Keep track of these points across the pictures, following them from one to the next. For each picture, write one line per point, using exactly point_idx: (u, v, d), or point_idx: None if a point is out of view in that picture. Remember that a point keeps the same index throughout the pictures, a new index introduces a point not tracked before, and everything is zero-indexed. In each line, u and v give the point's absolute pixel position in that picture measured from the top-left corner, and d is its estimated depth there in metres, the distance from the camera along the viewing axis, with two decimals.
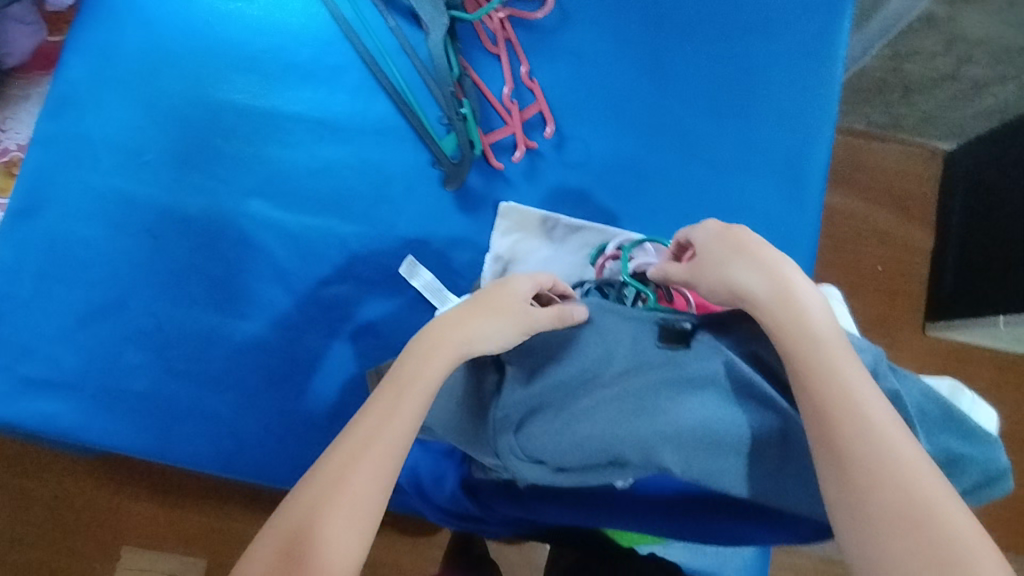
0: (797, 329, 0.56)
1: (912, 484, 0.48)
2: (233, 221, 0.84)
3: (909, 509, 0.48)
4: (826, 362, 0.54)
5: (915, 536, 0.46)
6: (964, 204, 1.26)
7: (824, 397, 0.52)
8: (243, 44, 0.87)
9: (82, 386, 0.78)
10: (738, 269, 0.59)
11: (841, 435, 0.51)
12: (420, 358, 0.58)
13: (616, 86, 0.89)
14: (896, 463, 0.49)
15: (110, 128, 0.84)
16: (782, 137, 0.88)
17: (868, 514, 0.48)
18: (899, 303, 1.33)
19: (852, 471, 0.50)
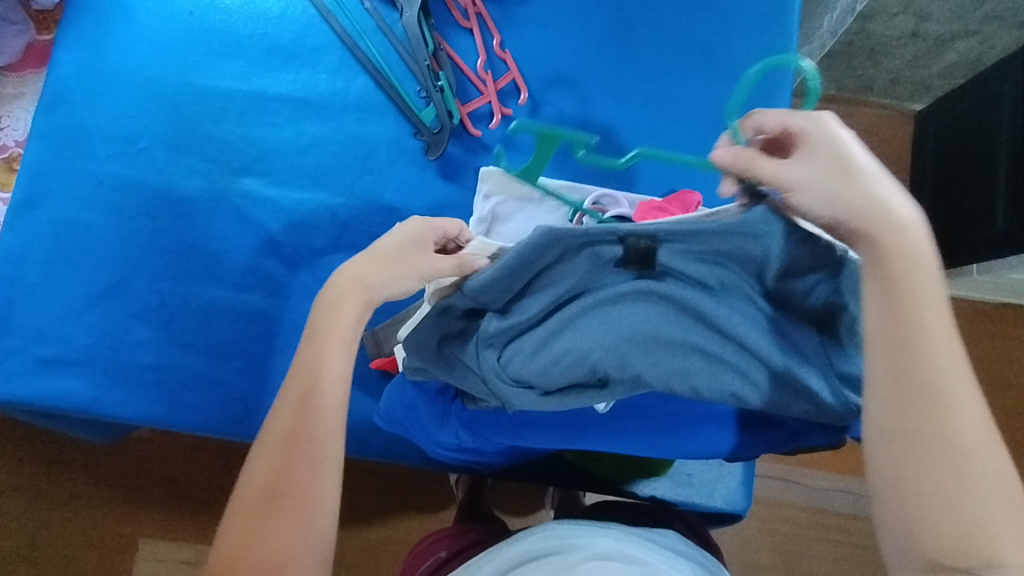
0: (892, 253, 0.48)
1: (963, 420, 0.46)
2: (225, 197, 0.85)
3: (956, 443, 0.45)
4: (905, 289, 0.47)
5: (949, 468, 0.45)
6: (937, 158, 1.37)
7: (897, 326, 0.47)
8: (226, 31, 0.89)
9: (94, 363, 0.81)
10: (844, 192, 0.48)
11: (909, 364, 0.47)
12: (332, 310, 0.60)
13: (589, 50, 0.89)
14: (950, 398, 0.46)
15: (104, 119, 0.86)
16: (749, 93, 0.89)
17: (908, 443, 0.46)
18: None
19: (906, 399, 0.46)
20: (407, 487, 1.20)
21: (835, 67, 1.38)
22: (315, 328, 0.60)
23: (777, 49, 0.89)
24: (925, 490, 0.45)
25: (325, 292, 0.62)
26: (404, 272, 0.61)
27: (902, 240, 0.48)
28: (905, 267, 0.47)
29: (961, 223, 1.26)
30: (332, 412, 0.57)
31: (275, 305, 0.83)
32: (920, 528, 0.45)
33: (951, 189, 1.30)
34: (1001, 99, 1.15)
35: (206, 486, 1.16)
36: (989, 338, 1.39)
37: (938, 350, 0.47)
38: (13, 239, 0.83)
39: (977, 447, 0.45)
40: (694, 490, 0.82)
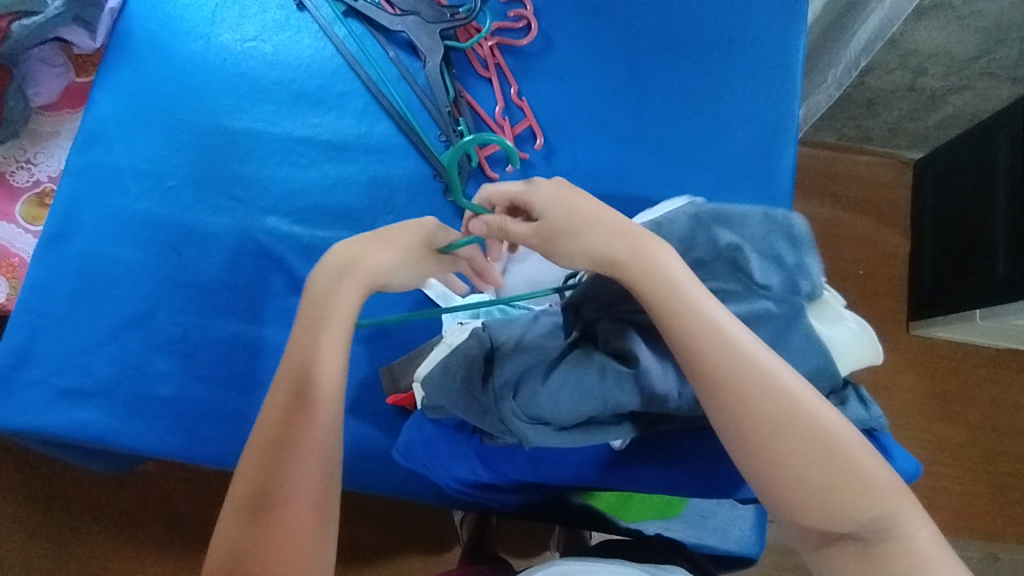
0: (652, 270, 0.58)
1: (780, 394, 0.54)
2: (249, 234, 0.88)
3: (779, 412, 0.54)
4: (685, 304, 0.57)
5: (801, 462, 0.53)
6: (936, 206, 1.41)
7: (681, 334, 0.56)
8: (256, 77, 0.93)
9: (113, 395, 0.82)
10: (591, 238, 0.59)
11: (710, 365, 0.55)
12: (327, 289, 0.63)
13: (602, 100, 0.93)
14: (774, 395, 0.54)
15: (136, 158, 0.90)
16: (754, 142, 0.93)
17: (749, 430, 0.54)
18: (883, 304, 1.46)
19: (724, 395, 0.55)
20: (411, 526, 1.18)
21: (836, 117, 1.43)
22: (307, 319, 0.63)
23: (781, 103, 0.94)
24: (784, 463, 0.53)
25: (317, 272, 0.65)
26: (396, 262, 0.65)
27: (649, 261, 0.59)
28: (665, 280, 0.58)
29: (963, 269, 1.29)
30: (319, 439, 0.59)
31: None
32: (787, 496, 0.53)
33: (953, 236, 1.33)
34: (996, 151, 1.20)
35: (209, 521, 1.15)
36: (990, 383, 1.41)
37: (735, 345, 0.55)
38: (42, 271, 0.86)
39: (794, 413, 0.54)
40: (707, 531, 0.81)
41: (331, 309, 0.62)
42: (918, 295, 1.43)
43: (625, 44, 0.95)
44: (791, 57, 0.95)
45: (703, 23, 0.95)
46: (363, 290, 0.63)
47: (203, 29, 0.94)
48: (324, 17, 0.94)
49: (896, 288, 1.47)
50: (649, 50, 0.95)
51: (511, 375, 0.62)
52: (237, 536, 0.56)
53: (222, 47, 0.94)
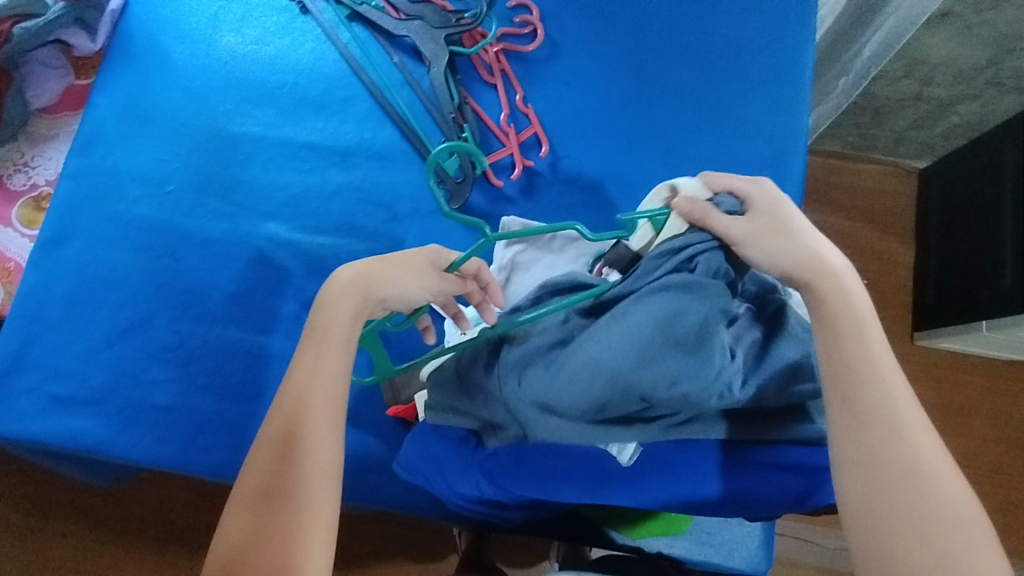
0: (839, 302, 0.60)
1: (914, 443, 0.54)
2: (249, 240, 0.86)
3: (908, 459, 0.53)
4: (860, 330, 0.58)
5: (919, 491, 0.52)
6: (942, 217, 1.40)
7: (848, 361, 0.57)
8: (259, 80, 0.92)
9: (108, 403, 0.81)
10: (799, 245, 0.61)
11: (859, 392, 0.56)
12: (329, 310, 0.60)
13: (609, 107, 0.92)
14: (907, 427, 0.54)
15: (135, 162, 0.89)
16: (763, 152, 0.92)
17: (874, 468, 0.53)
18: (887, 314, 1.44)
19: (858, 423, 0.55)
20: (409, 538, 1.16)
21: (841, 126, 1.42)
22: (312, 334, 0.60)
23: (790, 112, 0.93)
24: (890, 496, 0.52)
25: (324, 292, 0.62)
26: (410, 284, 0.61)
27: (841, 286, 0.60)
28: (851, 318, 0.59)
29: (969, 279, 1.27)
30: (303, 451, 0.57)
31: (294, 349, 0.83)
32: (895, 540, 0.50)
33: (960, 247, 1.32)
34: (1004, 161, 1.19)
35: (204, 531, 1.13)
36: (994, 396, 1.39)
37: (890, 387, 0.56)
38: (38, 276, 0.84)
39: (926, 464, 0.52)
40: (711, 546, 0.80)
41: (330, 322, 0.60)
42: (923, 305, 1.42)
43: (631, 51, 0.94)
44: (800, 65, 0.94)
45: (711, 32, 0.94)
46: (358, 306, 0.60)
47: (205, 32, 0.93)
48: (328, 21, 0.93)
49: (902, 299, 1.46)
50: (657, 57, 0.94)
51: (513, 359, 0.60)
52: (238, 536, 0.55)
53: (225, 50, 0.93)
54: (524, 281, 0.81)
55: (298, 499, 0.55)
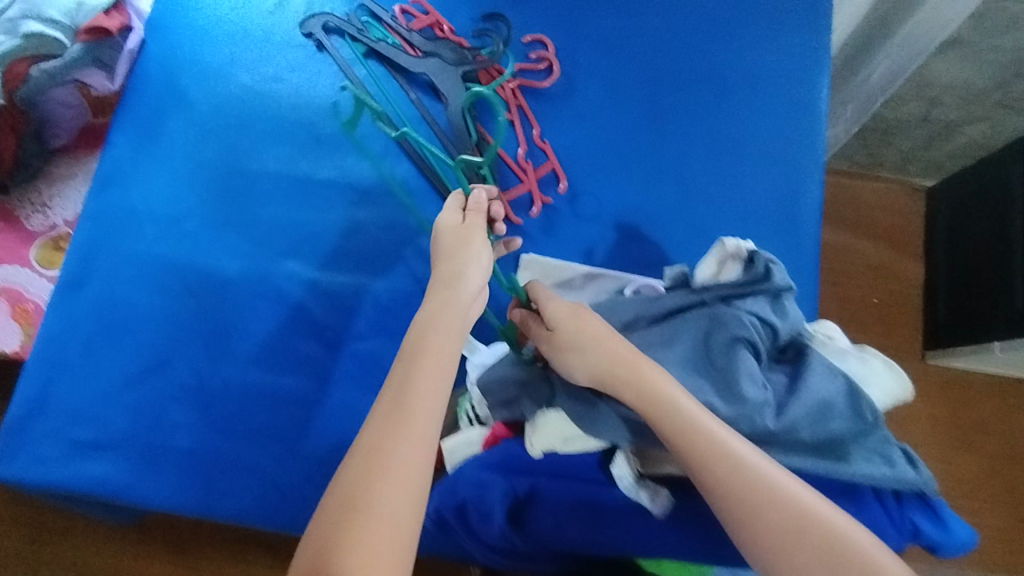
0: (647, 394, 0.56)
1: (800, 506, 0.51)
2: (268, 280, 0.86)
3: (790, 525, 0.50)
4: (675, 409, 0.55)
5: (807, 548, 0.50)
6: (949, 236, 1.40)
7: (687, 446, 0.53)
8: (276, 118, 0.92)
9: (129, 447, 0.80)
10: (594, 354, 0.59)
11: (711, 483, 0.52)
12: (422, 344, 0.62)
13: (626, 141, 0.92)
14: (768, 488, 0.52)
15: (153, 201, 0.89)
16: (779, 184, 0.92)
17: (772, 545, 0.50)
18: (898, 333, 1.44)
19: (738, 508, 0.51)
20: None
21: (850, 146, 1.43)
22: (405, 354, 0.61)
23: (805, 144, 0.93)
24: (786, 559, 0.50)
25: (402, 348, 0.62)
26: (460, 259, 0.67)
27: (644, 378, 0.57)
28: (663, 401, 0.55)
29: (976, 297, 1.28)
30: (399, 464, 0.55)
31: (314, 390, 0.83)
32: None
33: (969, 266, 1.32)
34: (1014, 184, 1.19)
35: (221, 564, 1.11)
36: (1008, 415, 1.39)
37: (740, 468, 0.52)
38: (58, 319, 0.84)
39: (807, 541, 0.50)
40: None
41: (426, 337, 0.62)
42: (934, 324, 1.41)
43: (646, 84, 0.94)
44: (814, 96, 0.94)
45: (726, 64, 0.95)
46: (454, 335, 0.63)
47: (222, 70, 0.94)
48: (344, 58, 0.93)
49: (913, 318, 1.45)
50: (673, 90, 0.94)
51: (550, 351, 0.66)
52: (318, 547, 0.52)
53: (241, 87, 0.93)
54: None
55: (380, 511, 0.53)
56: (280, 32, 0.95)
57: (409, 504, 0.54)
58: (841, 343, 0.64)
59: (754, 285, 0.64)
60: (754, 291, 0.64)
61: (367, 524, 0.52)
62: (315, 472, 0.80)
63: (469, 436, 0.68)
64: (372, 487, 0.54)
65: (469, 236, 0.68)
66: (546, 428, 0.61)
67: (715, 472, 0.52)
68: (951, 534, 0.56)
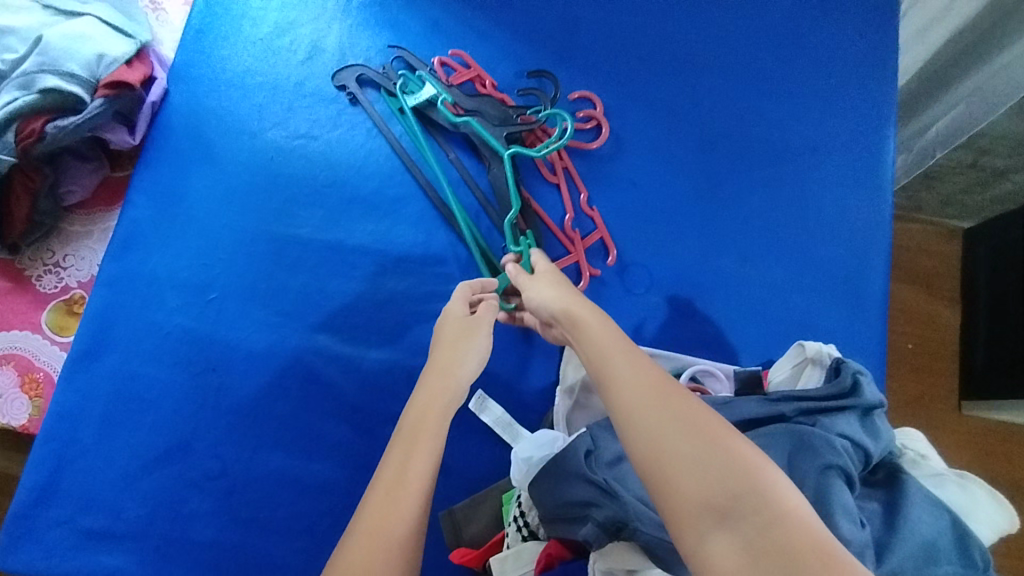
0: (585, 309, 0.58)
1: (696, 415, 0.47)
2: (297, 354, 0.80)
3: (671, 409, 0.47)
4: (600, 320, 0.57)
5: (679, 433, 0.46)
6: (988, 281, 1.33)
7: (599, 346, 0.54)
8: (307, 177, 0.87)
9: (145, 538, 0.74)
10: (550, 292, 0.62)
11: (610, 368, 0.52)
12: (421, 410, 0.59)
13: (678, 207, 0.87)
14: (662, 383, 0.50)
15: (175, 266, 0.83)
16: (841, 256, 0.86)
17: (642, 420, 0.47)
18: (934, 381, 1.39)
19: (625, 389, 0.50)
20: None
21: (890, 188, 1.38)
22: (402, 434, 0.57)
23: (870, 213, 0.87)
24: (653, 436, 0.46)
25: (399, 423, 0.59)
26: (465, 354, 0.63)
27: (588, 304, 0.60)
28: (594, 316, 0.58)
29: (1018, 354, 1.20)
30: (392, 542, 0.50)
31: (345, 476, 0.77)
32: (706, 536, 0.42)
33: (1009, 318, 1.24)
34: None
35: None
36: None
37: (660, 379, 0.50)
38: (70, 394, 0.78)
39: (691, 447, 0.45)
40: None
41: (425, 420, 0.58)
42: (970, 373, 1.35)
43: (700, 147, 0.88)
44: (879, 161, 0.89)
45: (786, 127, 0.89)
46: (448, 402, 0.60)
47: (250, 123, 0.88)
48: (379, 112, 0.88)
49: (951, 364, 1.39)
50: (730, 154, 0.88)
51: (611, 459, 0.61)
52: None
53: (269, 143, 0.88)
54: (598, 406, 0.74)
55: None
56: (311, 84, 0.90)
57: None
58: (935, 466, 0.60)
59: (837, 399, 0.60)
60: (843, 405, 0.59)
61: None
62: None
63: (520, 551, 0.63)
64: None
65: (477, 330, 0.65)
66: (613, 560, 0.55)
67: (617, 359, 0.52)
68: None
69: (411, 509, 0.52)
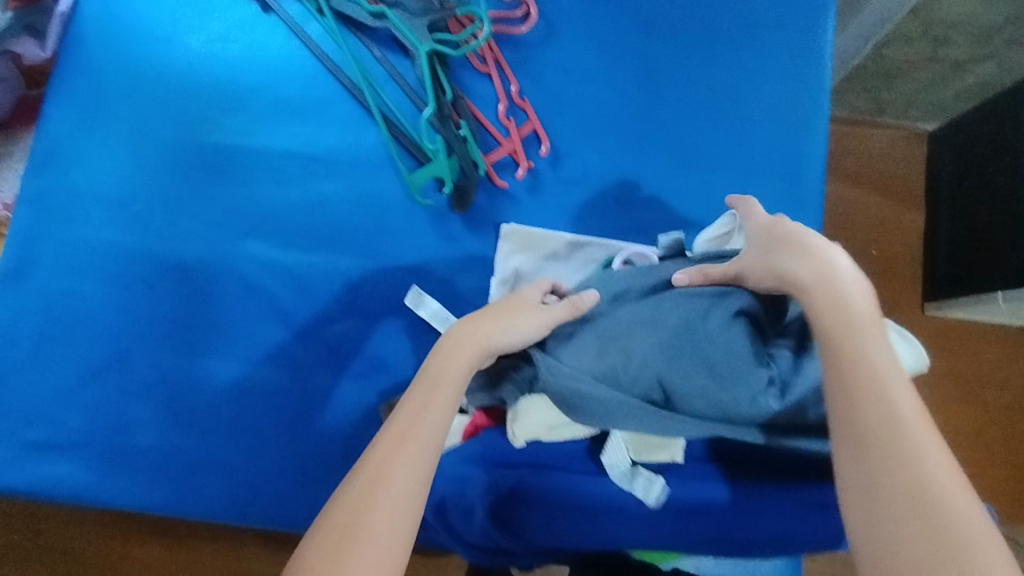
0: (831, 320, 0.52)
1: (941, 492, 0.44)
2: (230, 263, 0.79)
3: (916, 487, 0.44)
4: (854, 343, 0.51)
5: (922, 520, 0.43)
6: (953, 187, 1.28)
7: (842, 378, 0.49)
8: (226, 82, 0.84)
9: (90, 446, 0.75)
10: (795, 265, 0.56)
11: (860, 414, 0.48)
12: (445, 354, 0.58)
13: (612, 93, 0.84)
14: (911, 446, 0.46)
15: (98, 182, 0.81)
16: (780, 134, 0.85)
17: (879, 489, 0.45)
18: (895, 285, 1.33)
19: (869, 448, 0.46)
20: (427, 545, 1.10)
21: (849, 91, 1.32)
22: (423, 380, 0.56)
23: (808, 91, 0.86)
24: (892, 517, 0.44)
25: (422, 368, 0.58)
26: (516, 318, 0.60)
27: (836, 299, 0.53)
28: (838, 329, 0.52)
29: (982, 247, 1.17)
30: (398, 491, 0.50)
31: (284, 379, 0.77)
32: None
33: (972, 218, 1.22)
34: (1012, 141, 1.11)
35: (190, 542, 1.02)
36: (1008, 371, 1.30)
37: (906, 441, 0.46)
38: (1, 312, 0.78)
39: (930, 536, 0.42)
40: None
41: (447, 371, 0.57)
42: (933, 275, 1.31)
43: (634, 30, 0.86)
44: (817, 37, 0.86)
45: (722, 5, 0.86)
46: (479, 361, 0.58)
47: (164, 31, 0.84)
48: (295, 16, 0.84)
49: (914, 266, 1.34)
50: (664, 36, 0.86)
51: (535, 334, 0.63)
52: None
53: (185, 50, 0.84)
54: None
55: (373, 543, 0.48)
56: None
57: (399, 533, 0.49)
58: None
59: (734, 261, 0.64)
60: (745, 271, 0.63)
61: (353, 555, 0.47)
62: (292, 465, 0.75)
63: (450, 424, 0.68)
64: (358, 521, 0.49)
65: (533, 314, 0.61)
66: (529, 413, 0.59)
67: (863, 404, 0.48)
68: None
69: (421, 458, 0.52)
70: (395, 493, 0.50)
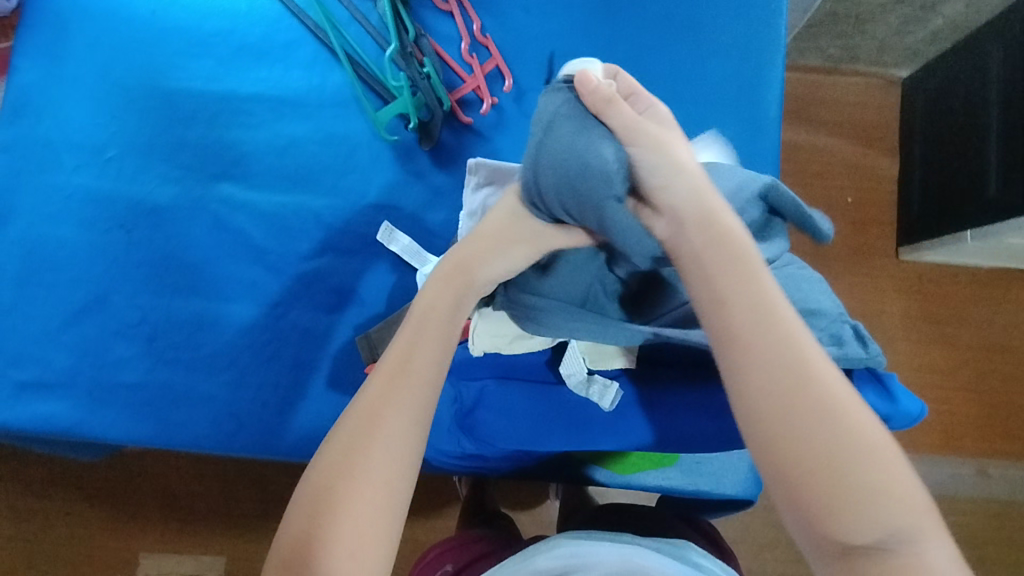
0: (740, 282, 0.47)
1: (846, 448, 0.43)
2: (204, 205, 0.81)
3: (825, 444, 0.43)
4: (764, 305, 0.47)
5: (825, 474, 0.42)
6: (924, 128, 1.26)
7: (751, 342, 0.46)
8: (191, 28, 0.85)
9: (76, 384, 0.77)
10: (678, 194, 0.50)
11: (767, 377, 0.45)
12: (439, 288, 0.58)
13: (572, 31, 0.86)
14: (822, 407, 0.44)
15: (69, 129, 0.82)
16: (738, 68, 0.86)
17: (784, 443, 0.44)
18: (874, 232, 1.32)
19: (776, 409, 0.44)
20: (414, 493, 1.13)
21: (820, 40, 1.27)
22: (413, 318, 0.57)
23: (765, 24, 0.87)
24: (798, 473, 0.43)
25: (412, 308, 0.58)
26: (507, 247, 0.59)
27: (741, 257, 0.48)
28: (748, 291, 0.47)
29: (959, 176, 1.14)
30: (398, 425, 0.51)
31: (263, 315, 0.80)
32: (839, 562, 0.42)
33: (944, 152, 1.20)
34: (989, 73, 1.05)
35: (187, 494, 1.11)
36: (987, 310, 1.29)
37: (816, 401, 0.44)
38: None
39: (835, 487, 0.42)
40: (698, 554, 0.67)
41: (436, 308, 0.57)
42: (908, 219, 1.30)
43: None
44: None
45: None
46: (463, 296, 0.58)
47: None
48: None
49: (887, 208, 1.33)
50: None
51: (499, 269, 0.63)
52: (310, 512, 0.48)
53: None
54: None
55: (377, 476, 0.49)
56: None
57: (401, 464, 0.51)
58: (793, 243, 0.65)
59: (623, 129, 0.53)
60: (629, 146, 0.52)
61: (359, 488, 0.49)
62: (272, 397, 0.78)
63: None
64: (359, 460, 0.49)
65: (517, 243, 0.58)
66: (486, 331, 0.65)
67: (775, 369, 0.45)
68: (891, 408, 0.63)
69: (420, 394, 0.53)
70: (395, 428, 0.51)
